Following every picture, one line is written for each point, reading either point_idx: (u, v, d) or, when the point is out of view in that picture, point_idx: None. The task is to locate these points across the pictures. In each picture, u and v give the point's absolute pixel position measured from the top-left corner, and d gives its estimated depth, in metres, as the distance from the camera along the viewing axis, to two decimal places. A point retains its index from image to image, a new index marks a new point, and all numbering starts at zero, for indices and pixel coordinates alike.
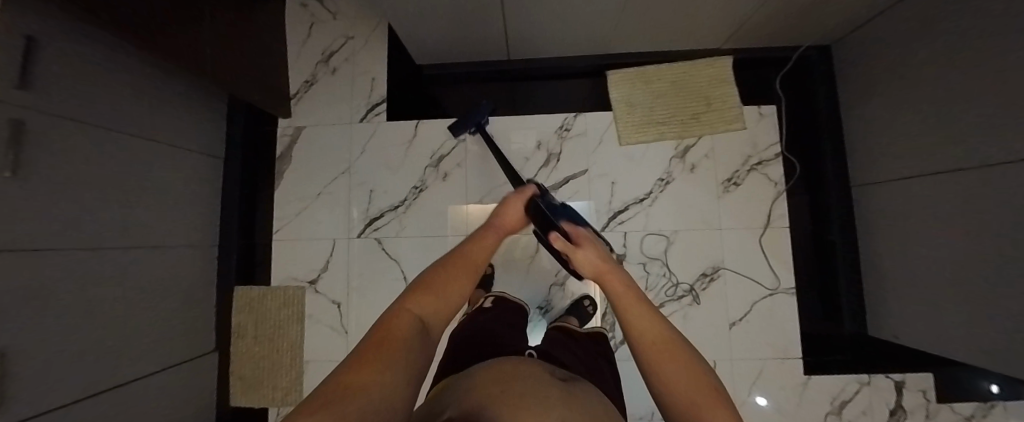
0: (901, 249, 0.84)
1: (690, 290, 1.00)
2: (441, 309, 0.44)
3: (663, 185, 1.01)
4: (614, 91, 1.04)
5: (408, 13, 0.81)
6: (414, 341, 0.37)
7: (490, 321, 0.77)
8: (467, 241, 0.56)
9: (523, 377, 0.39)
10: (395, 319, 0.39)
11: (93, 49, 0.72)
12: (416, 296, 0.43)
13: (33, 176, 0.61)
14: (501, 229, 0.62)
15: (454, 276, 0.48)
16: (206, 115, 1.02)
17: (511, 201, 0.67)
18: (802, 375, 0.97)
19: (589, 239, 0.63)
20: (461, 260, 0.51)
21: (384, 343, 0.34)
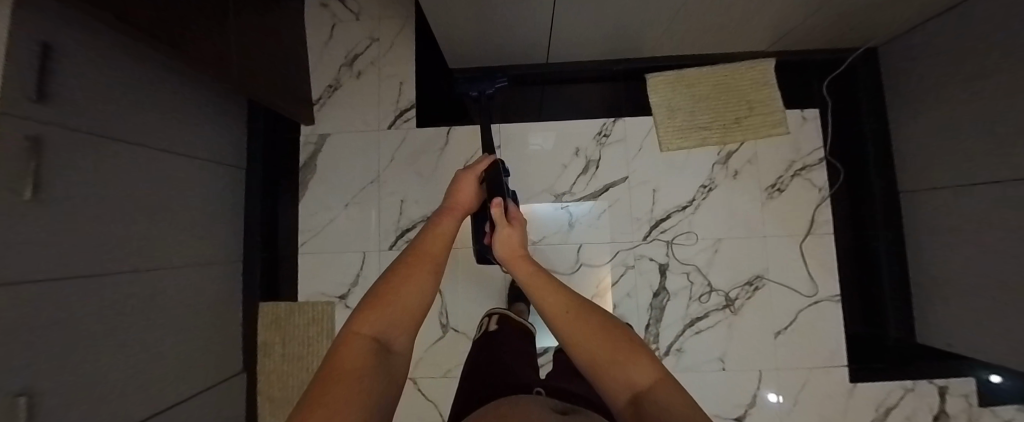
0: (952, 256, 0.83)
1: (733, 299, 0.97)
2: (406, 319, 0.40)
3: (706, 192, 0.99)
4: (654, 94, 1.01)
5: (447, 16, 0.77)
6: (377, 367, 0.32)
7: (499, 350, 0.73)
8: (423, 235, 0.51)
9: None
10: (348, 346, 0.34)
11: (115, 56, 0.67)
12: (368, 309, 0.38)
13: (55, 199, 0.56)
14: (453, 214, 0.58)
15: (413, 274, 0.43)
16: (227, 123, 0.97)
17: (462, 184, 0.63)
18: (847, 383, 0.96)
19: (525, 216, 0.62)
20: (418, 257, 0.47)
21: (344, 375, 0.29)
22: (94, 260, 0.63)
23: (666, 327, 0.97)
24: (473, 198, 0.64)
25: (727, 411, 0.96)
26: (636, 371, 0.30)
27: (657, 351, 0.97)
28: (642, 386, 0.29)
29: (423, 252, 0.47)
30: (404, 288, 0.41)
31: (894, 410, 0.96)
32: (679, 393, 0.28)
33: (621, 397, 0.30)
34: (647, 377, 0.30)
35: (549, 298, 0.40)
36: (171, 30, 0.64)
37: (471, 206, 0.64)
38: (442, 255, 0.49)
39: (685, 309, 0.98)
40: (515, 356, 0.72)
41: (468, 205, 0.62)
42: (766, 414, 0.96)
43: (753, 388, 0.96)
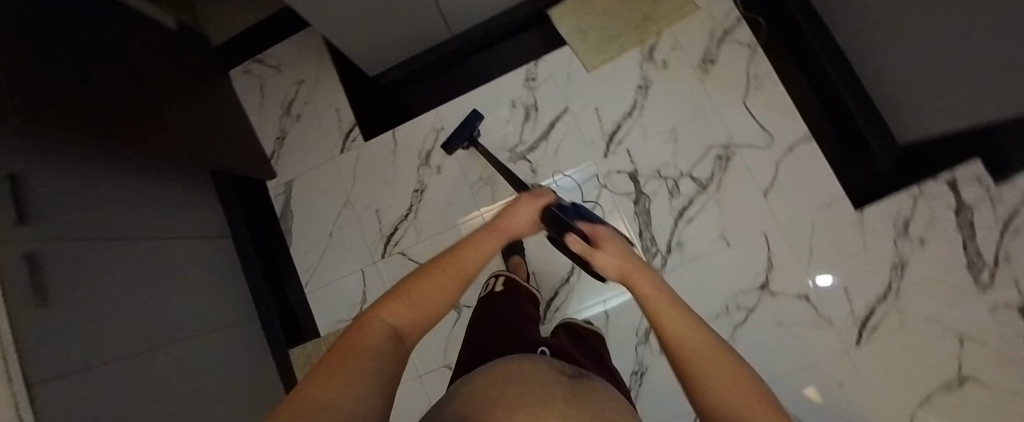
0: (910, 38, 0.82)
1: (711, 178, 0.98)
2: (424, 320, 0.36)
3: (644, 91, 1.01)
4: (562, 25, 1.04)
5: (329, 12, 0.82)
6: (390, 358, 0.29)
7: (497, 313, 0.75)
8: (461, 241, 0.45)
9: (530, 377, 0.37)
10: (366, 329, 0.31)
11: (82, 170, 0.75)
12: (394, 302, 0.35)
13: (59, 302, 0.62)
14: (502, 235, 0.49)
15: (439, 279, 0.39)
16: (199, 203, 1.05)
17: (523, 203, 0.56)
18: (854, 212, 0.95)
19: (616, 239, 0.52)
20: (451, 263, 0.41)
21: (351, 356, 0.26)
22: (119, 340, 0.70)
23: (658, 226, 0.99)
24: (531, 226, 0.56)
25: (748, 282, 0.97)
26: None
27: (658, 253, 0.99)
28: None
29: (457, 258, 0.42)
30: (428, 289, 0.38)
31: (910, 220, 0.93)
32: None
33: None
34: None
35: (665, 321, 0.30)
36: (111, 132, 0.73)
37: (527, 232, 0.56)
38: (475, 268, 0.43)
39: (669, 204, 0.99)
40: (518, 317, 0.74)
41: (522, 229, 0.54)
42: (786, 270, 0.96)
43: (764, 253, 0.96)
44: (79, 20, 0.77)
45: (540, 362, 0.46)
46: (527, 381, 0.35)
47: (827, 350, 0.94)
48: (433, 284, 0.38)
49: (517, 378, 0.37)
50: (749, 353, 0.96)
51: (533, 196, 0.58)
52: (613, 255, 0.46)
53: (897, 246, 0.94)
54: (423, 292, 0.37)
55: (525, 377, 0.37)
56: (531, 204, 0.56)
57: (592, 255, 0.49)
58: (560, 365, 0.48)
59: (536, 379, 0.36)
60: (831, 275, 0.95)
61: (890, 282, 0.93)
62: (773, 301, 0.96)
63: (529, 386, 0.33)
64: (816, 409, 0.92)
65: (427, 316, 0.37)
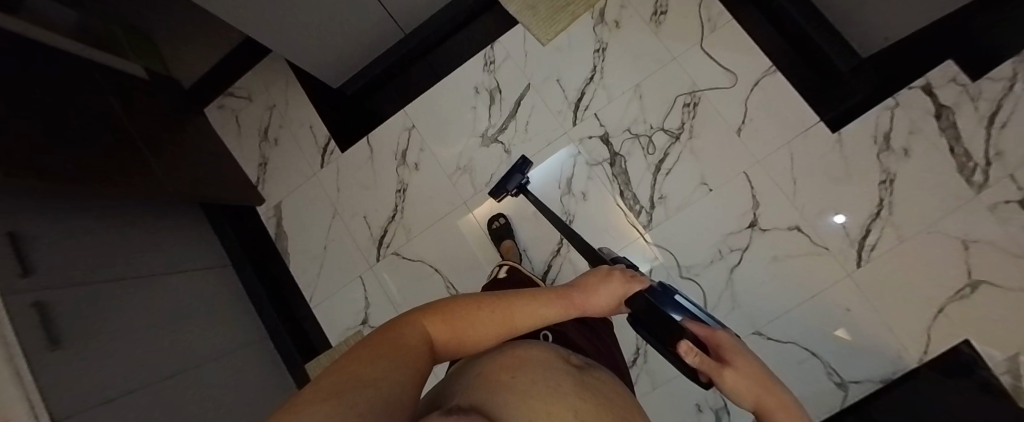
0: None
1: (682, 126, 0.98)
2: (455, 339, 0.36)
3: (602, 54, 1.02)
4: (510, 4, 1.04)
5: (283, 32, 0.86)
6: (419, 364, 0.29)
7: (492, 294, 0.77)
8: (524, 292, 0.42)
9: (536, 364, 0.39)
10: (404, 329, 0.32)
11: (79, 220, 0.80)
12: (435, 316, 0.36)
13: (74, 343, 0.66)
14: (569, 310, 0.41)
15: (484, 317, 0.37)
16: (194, 237, 1.09)
17: (610, 285, 0.45)
18: (830, 134, 0.93)
19: (751, 358, 0.36)
20: (504, 309, 0.39)
21: (386, 346, 0.28)
22: (136, 375, 0.73)
23: (638, 184, 0.99)
24: (607, 308, 0.45)
25: (735, 223, 0.95)
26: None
27: (643, 210, 0.98)
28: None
29: (511, 308, 0.39)
30: (472, 322, 0.37)
31: (891, 132, 0.91)
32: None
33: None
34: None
35: None
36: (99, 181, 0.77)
37: (603, 312, 0.46)
38: (525, 329, 0.39)
39: (645, 160, 0.99)
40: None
41: (595, 310, 0.44)
42: (773, 205, 0.94)
43: (748, 191, 0.94)
44: (63, 78, 0.81)
45: (548, 347, 0.46)
46: (534, 373, 0.36)
47: (827, 276, 0.92)
48: (478, 318, 0.37)
49: (527, 370, 0.37)
50: (751, 295, 0.94)
51: (625, 277, 0.46)
52: (756, 384, 0.32)
53: (881, 161, 0.92)
54: (466, 321, 0.37)
55: (535, 370, 0.37)
56: (618, 286, 0.45)
57: (721, 375, 0.34)
58: (564, 351, 0.48)
59: (544, 369, 0.38)
60: (821, 200, 0.93)
61: (880, 197, 0.91)
62: (766, 238, 0.94)
63: (544, 390, 0.33)
64: (826, 339, 0.90)
65: (459, 342, 0.37)
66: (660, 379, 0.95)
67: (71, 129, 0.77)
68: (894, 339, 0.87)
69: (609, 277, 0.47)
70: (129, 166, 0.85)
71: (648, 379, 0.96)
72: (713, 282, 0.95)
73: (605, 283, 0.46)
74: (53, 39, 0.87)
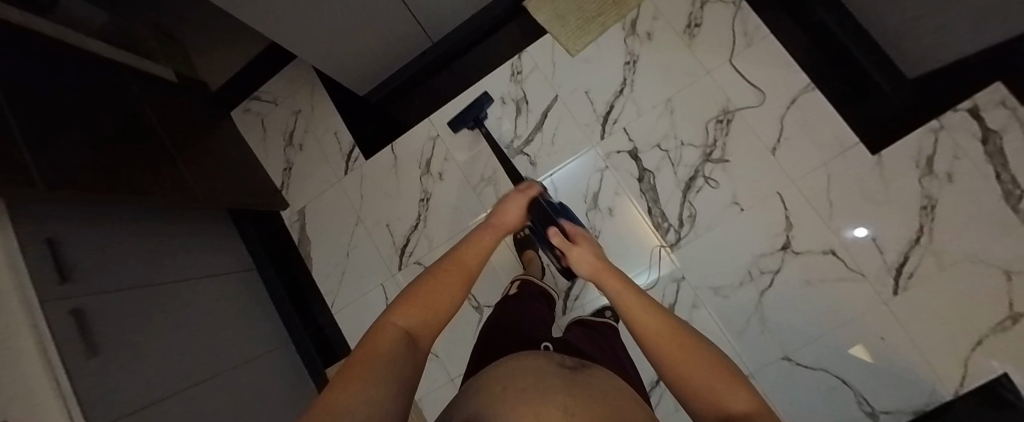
0: None
1: (714, 143, 0.95)
2: (432, 317, 0.40)
3: (632, 67, 1.00)
4: (538, 14, 1.04)
5: (313, 42, 0.86)
6: (408, 355, 0.32)
7: (507, 310, 0.77)
8: (460, 249, 0.53)
9: (526, 370, 0.38)
10: (379, 335, 0.34)
11: (117, 226, 0.82)
12: (404, 307, 0.39)
13: (111, 349, 0.68)
14: (494, 232, 0.60)
15: (446, 286, 0.44)
16: (221, 241, 1.10)
17: (512, 204, 0.68)
18: (870, 157, 0.90)
19: (585, 237, 0.65)
20: (454, 268, 0.48)
21: (374, 355, 0.30)
22: (169, 381, 0.74)
23: (667, 201, 0.97)
24: (516, 221, 0.67)
25: (768, 245, 0.92)
26: (730, 398, 0.26)
27: (671, 228, 0.96)
28: (738, 413, 0.24)
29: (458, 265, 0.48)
30: (437, 296, 0.42)
31: (935, 156, 0.87)
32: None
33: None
34: (745, 405, 0.25)
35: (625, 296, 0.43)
36: (132, 189, 0.78)
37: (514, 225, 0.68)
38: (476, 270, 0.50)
39: (674, 176, 0.96)
40: (527, 319, 0.73)
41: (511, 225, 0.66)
42: (808, 227, 0.91)
43: (781, 212, 0.92)
44: (88, 85, 0.81)
45: (543, 355, 0.46)
46: (523, 376, 0.35)
47: (859, 302, 0.89)
48: (439, 287, 0.43)
49: (519, 378, 0.35)
50: (782, 319, 0.91)
51: (522, 200, 0.70)
52: (585, 248, 0.60)
53: (923, 185, 0.88)
54: (431, 298, 0.41)
55: (527, 377, 0.35)
56: (520, 204, 0.69)
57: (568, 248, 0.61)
58: (559, 357, 0.47)
59: (530, 371, 0.37)
60: (860, 225, 0.90)
61: (920, 224, 0.87)
62: (799, 261, 0.91)
63: (527, 385, 0.32)
64: (859, 368, 0.87)
65: (437, 318, 0.41)
66: None
67: (106, 138, 0.78)
68: (931, 370, 0.83)
69: (510, 201, 0.69)
70: (164, 174, 0.86)
71: (671, 400, 0.94)
72: (741, 304, 0.93)
73: (510, 205, 0.70)
74: (82, 45, 0.87)
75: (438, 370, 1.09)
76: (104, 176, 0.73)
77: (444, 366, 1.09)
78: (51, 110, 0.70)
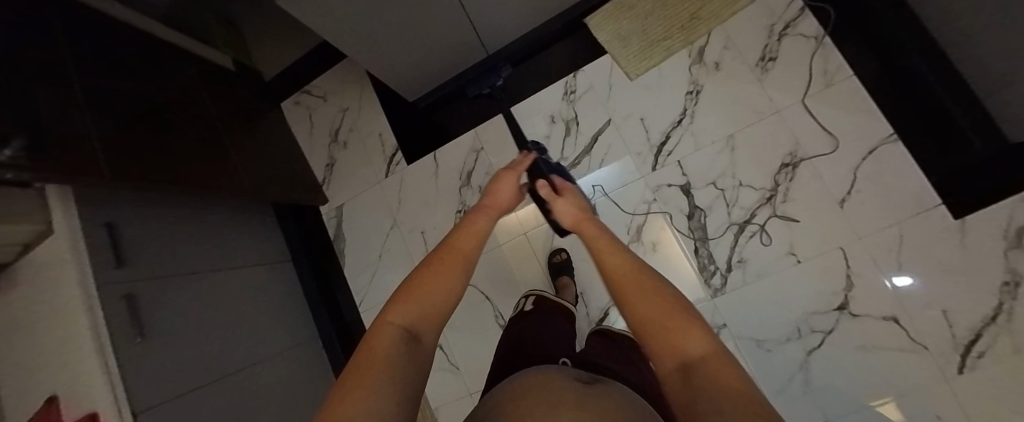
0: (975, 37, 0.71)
1: (775, 188, 0.89)
2: (434, 306, 0.36)
3: (694, 96, 0.94)
4: (599, 34, 0.99)
5: (371, 48, 0.86)
6: (408, 357, 0.28)
7: (529, 324, 0.75)
8: (454, 232, 0.48)
9: (537, 384, 0.34)
10: (375, 336, 0.30)
11: (171, 211, 0.84)
12: (401, 302, 0.35)
13: (160, 334, 0.70)
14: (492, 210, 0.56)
15: (443, 269, 0.40)
16: (262, 230, 1.12)
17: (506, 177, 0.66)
18: (953, 222, 0.81)
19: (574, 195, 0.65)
20: (447, 250, 0.43)
21: (372, 362, 0.26)
22: (207, 368, 0.76)
23: (717, 241, 0.92)
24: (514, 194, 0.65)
25: (823, 303, 0.86)
26: (686, 339, 0.25)
27: (717, 271, 0.91)
28: (691, 355, 0.23)
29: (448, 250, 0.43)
30: (436, 284, 0.38)
31: None
32: (736, 366, 0.21)
33: (663, 363, 0.25)
34: (700, 346, 0.24)
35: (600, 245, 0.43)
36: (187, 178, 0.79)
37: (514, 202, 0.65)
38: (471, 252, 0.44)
39: (727, 217, 0.91)
40: (545, 335, 0.71)
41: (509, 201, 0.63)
42: (871, 289, 0.84)
43: (842, 269, 0.86)
44: (150, 73, 0.83)
45: (556, 370, 0.42)
46: (535, 391, 0.32)
47: (919, 377, 0.81)
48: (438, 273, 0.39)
49: (530, 396, 0.30)
50: (828, 385, 0.85)
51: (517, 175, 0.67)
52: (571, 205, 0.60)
53: (1008, 258, 0.78)
54: (429, 288, 0.37)
55: (539, 394, 0.30)
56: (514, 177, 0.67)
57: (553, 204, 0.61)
58: (574, 372, 0.44)
59: (540, 385, 0.34)
60: (937, 294, 0.81)
61: (999, 302, 0.78)
62: (856, 324, 0.84)
63: (532, 401, 0.29)
64: None
65: (437, 309, 0.36)
66: None
67: (171, 128, 0.81)
68: None
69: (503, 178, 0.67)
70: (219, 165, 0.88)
71: None
72: (784, 361, 0.87)
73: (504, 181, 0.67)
74: (146, 29, 0.89)
75: (457, 382, 1.09)
76: (165, 165, 0.75)
77: (465, 379, 1.08)
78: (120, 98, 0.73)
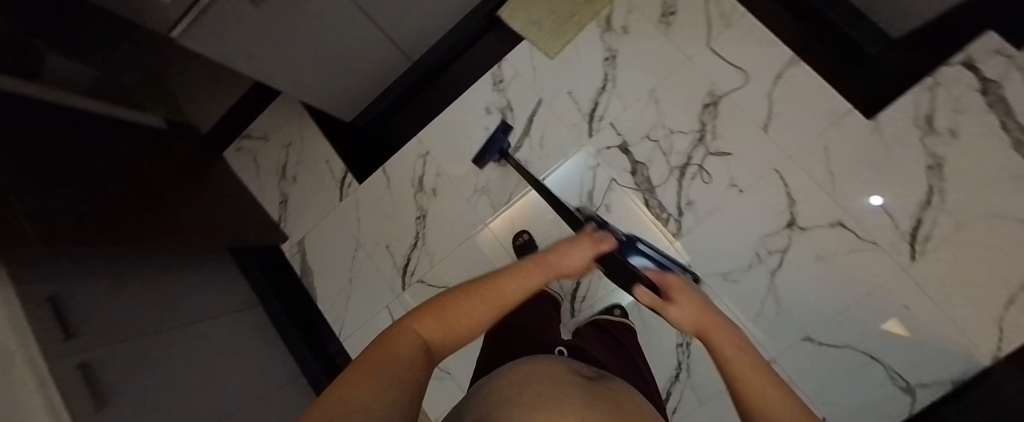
0: None
1: (703, 128, 0.94)
2: (450, 336, 0.34)
3: (612, 61, 0.99)
4: (513, 22, 1.04)
5: (299, 78, 0.87)
6: (418, 379, 0.27)
7: (520, 316, 0.71)
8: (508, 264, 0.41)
9: (549, 377, 0.38)
10: (390, 342, 0.29)
11: (121, 273, 0.83)
12: (422, 319, 0.33)
13: (123, 403, 0.67)
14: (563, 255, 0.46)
15: (475, 302, 0.35)
16: (226, 280, 1.11)
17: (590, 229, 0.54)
18: (867, 123, 0.87)
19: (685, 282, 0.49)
20: (491, 288, 0.37)
21: (378, 365, 0.25)
22: None
23: (663, 190, 0.95)
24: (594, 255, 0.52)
25: (773, 224, 0.90)
26: None
27: (671, 218, 0.95)
28: None
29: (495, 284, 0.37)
30: (460, 313, 0.34)
31: (931, 113, 0.83)
32: None
33: None
34: None
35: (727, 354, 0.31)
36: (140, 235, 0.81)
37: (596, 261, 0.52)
38: (516, 301, 0.37)
39: (667, 165, 0.95)
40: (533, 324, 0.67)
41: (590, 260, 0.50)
42: (812, 201, 0.88)
43: (782, 189, 0.89)
44: (80, 143, 0.82)
45: (561, 362, 0.47)
46: (549, 382, 0.36)
47: (877, 272, 0.84)
48: (467, 303, 0.35)
49: (537, 383, 0.36)
50: (797, 300, 0.88)
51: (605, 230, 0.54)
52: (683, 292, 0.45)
53: (926, 145, 0.83)
54: (457, 313, 0.34)
55: (544, 383, 0.36)
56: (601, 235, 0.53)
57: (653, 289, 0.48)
58: (576, 364, 0.48)
59: (553, 377, 0.38)
60: (871, 190, 0.86)
61: (929, 184, 0.83)
62: (808, 237, 0.88)
63: (552, 395, 0.33)
64: (886, 340, 0.83)
65: (452, 340, 0.34)
66: (706, 395, 0.91)
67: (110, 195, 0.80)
68: (962, 335, 0.78)
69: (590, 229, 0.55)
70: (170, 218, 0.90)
71: (694, 395, 0.92)
72: (752, 288, 0.90)
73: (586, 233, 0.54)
74: (69, 100, 0.88)
75: (450, 386, 1.07)
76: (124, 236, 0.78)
77: (457, 382, 1.07)
78: (52, 173, 0.72)
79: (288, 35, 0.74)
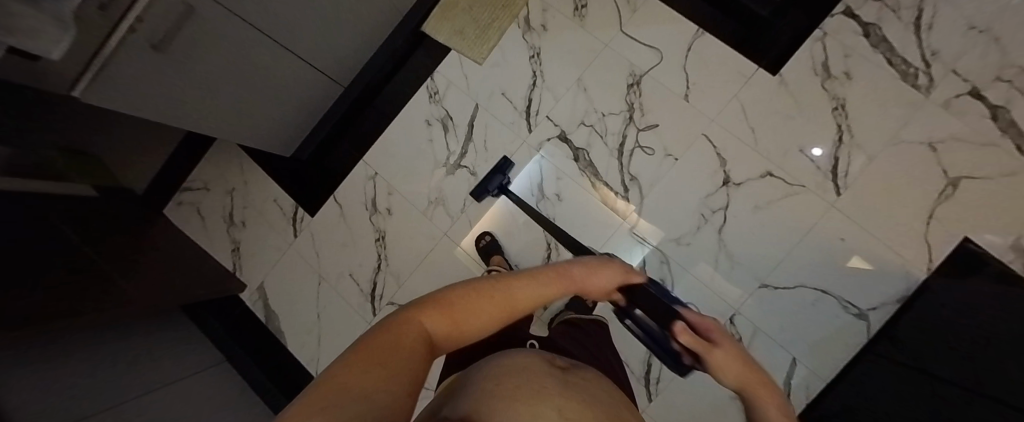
0: None
1: (631, 107, 0.99)
2: (454, 336, 0.34)
3: (537, 58, 1.04)
4: (438, 35, 1.08)
5: (231, 116, 0.86)
6: (421, 371, 0.26)
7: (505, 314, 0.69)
8: (520, 275, 0.43)
9: (524, 370, 0.38)
10: (402, 327, 0.29)
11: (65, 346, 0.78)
12: (429, 310, 0.33)
13: None
14: (574, 278, 0.49)
15: (487, 309, 0.37)
16: (184, 341, 1.07)
17: (613, 264, 0.56)
18: (773, 79, 0.94)
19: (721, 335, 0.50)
20: (502, 295, 0.39)
21: (386, 349, 0.25)
22: None
23: (606, 172, 0.99)
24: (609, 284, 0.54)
25: (710, 184, 0.95)
26: None
27: (619, 195, 0.99)
28: None
29: (508, 293, 0.40)
30: (470, 314, 0.36)
31: (828, 60, 0.91)
32: None
33: None
34: None
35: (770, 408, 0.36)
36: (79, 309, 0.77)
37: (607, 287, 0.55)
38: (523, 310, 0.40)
39: (606, 147, 1.00)
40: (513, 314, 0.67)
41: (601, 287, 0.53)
42: (740, 157, 0.94)
43: (712, 150, 0.95)
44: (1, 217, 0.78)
45: (534, 352, 0.46)
46: (521, 377, 0.35)
47: (810, 212, 0.90)
48: (477, 305, 0.36)
49: (519, 374, 0.36)
50: (746, 252, 0.93)
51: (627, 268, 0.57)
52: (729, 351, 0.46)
53: (828, 90, 0.91)
54: (466, 314, 0.35)
55: (522, 374, 0.37)
56: (620, 271, 0.56)
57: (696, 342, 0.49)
58: (551, 354, 0.48)
59: (525, 370, 0.37)
60: (788, 138, 0.93)
61: (837, 122, 0.90)
62: (744, 191, 0.93)
63: (528, 392, 0.32)
64: (834, 273, 0.88)
65: (455, 335, 0.35)
66: None
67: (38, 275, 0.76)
68: (896, 255, 0.85)
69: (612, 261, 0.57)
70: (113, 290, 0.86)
71: None
72: (704, 248, 0.95)
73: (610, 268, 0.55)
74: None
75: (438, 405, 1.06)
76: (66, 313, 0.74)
77: None
78: None
79: (207, 74, 0.72)
